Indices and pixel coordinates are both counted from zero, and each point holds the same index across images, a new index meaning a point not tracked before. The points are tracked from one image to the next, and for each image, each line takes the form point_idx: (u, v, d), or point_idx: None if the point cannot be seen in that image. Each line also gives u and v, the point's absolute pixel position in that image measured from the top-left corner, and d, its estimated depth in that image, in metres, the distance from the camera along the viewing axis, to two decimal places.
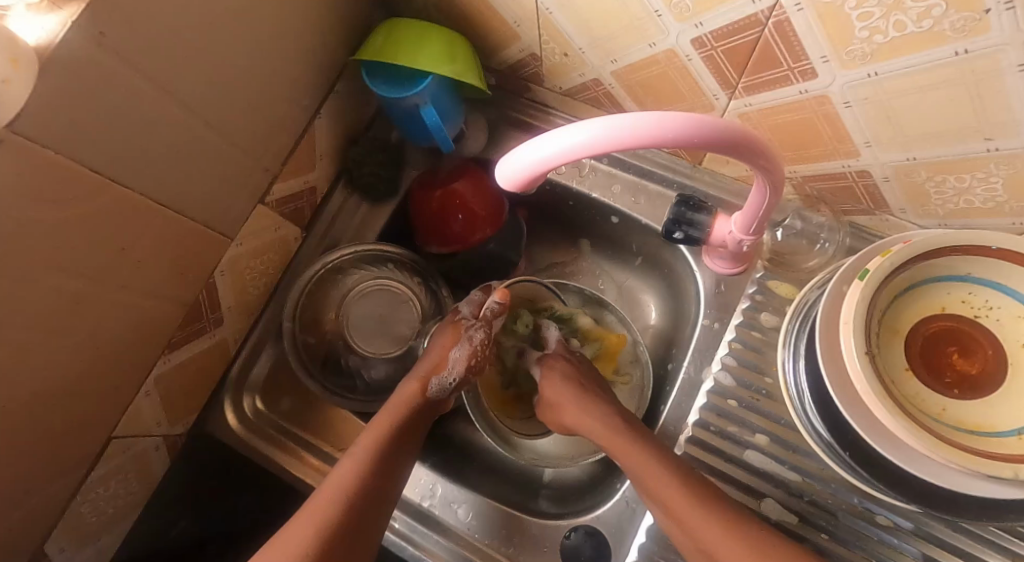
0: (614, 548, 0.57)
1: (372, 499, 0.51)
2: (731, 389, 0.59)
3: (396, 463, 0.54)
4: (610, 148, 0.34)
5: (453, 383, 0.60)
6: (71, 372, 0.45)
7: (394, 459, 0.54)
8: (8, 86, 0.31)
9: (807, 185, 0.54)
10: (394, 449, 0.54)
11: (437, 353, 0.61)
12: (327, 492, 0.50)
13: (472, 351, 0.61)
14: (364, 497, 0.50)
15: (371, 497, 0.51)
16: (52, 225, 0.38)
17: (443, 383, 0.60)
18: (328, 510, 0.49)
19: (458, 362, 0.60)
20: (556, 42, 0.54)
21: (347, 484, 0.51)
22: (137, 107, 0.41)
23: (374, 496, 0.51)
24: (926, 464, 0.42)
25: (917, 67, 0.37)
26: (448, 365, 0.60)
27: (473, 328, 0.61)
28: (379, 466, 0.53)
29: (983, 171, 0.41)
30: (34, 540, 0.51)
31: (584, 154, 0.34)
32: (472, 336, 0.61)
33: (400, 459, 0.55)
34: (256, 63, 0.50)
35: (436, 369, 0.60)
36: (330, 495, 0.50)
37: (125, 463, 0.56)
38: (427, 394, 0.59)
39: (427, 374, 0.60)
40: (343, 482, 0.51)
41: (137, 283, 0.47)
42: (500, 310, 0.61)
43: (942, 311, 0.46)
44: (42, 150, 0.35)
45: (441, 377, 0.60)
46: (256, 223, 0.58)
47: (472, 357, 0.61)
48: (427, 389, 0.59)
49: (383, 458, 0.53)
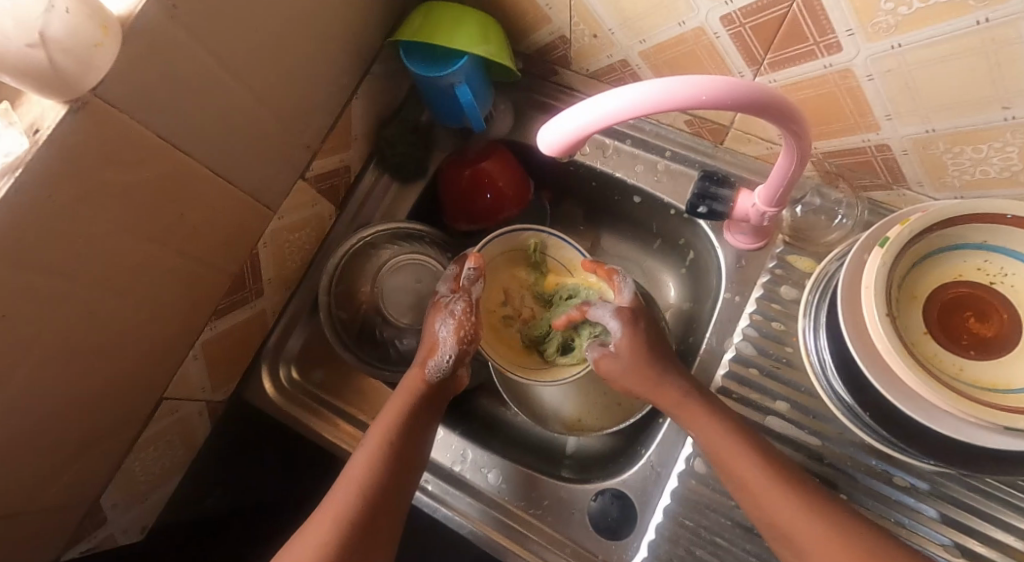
0: (640, 510, 0.59)
1: (394, 484, 0.53)
2: (752, 358, 0.61)
3: (409, 455, 0.55)
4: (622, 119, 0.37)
5: (451, 360, 0.60)
6: (130, 331, 0.48)
7: (408, 451, 0.55)
8: (99, 50, 0.34)
9: (826, 161, 0.57)
10: (405, 439, 0.56)
11: (429, 337, 0.62)
12: (344, 488, 0.52)
13: (457, 323, 0.61)
14: (380, 490, 0.52)
15: (388, 490, 0.52)
16: (124, 186, 0.41)
17: (441, 365, 0.60)
18: (349, 505, 0.50)
19: (447, 338, 0.60)
20: (586, 23, 0.57)
21: (362, 480, 0.52)
22: (202, 80, 0.43)
23: (394, 483, 0.53)
24: (945, 419, 0.44)
25: (939, 38, 0.39)
26: (439, 346, 0.61)
27: (453, 302, 0.62)
28: (395, 453, 0.54)
29: (999, 140, 0.44)
30: (91, 493, 0.53)
31: (620, 116, 0.36)
32: (454, 309, 0.61)
33: (414, 442, 0.56)
34: (304, 42, 0.53)
35: (431, 352, 0.61)
36: (348, 492, 0.51)
37: (173, 426, 0.58)
38: (429, 381, 0.60)
39: (424, 360, 0.61)
40: (359, 479, 0.52)
41: (192, 249, 0.50)
42: (477, 275, 0.62)
43: (958, 279, 0.48)
44: (117, 114, 0.38)
45: (436, 358, 0.60)
46: (297, 197, 0.60)
47: (460, 329, 0.61)
48: (427, 374, 0.60)
49: (396, 441, 0.55)
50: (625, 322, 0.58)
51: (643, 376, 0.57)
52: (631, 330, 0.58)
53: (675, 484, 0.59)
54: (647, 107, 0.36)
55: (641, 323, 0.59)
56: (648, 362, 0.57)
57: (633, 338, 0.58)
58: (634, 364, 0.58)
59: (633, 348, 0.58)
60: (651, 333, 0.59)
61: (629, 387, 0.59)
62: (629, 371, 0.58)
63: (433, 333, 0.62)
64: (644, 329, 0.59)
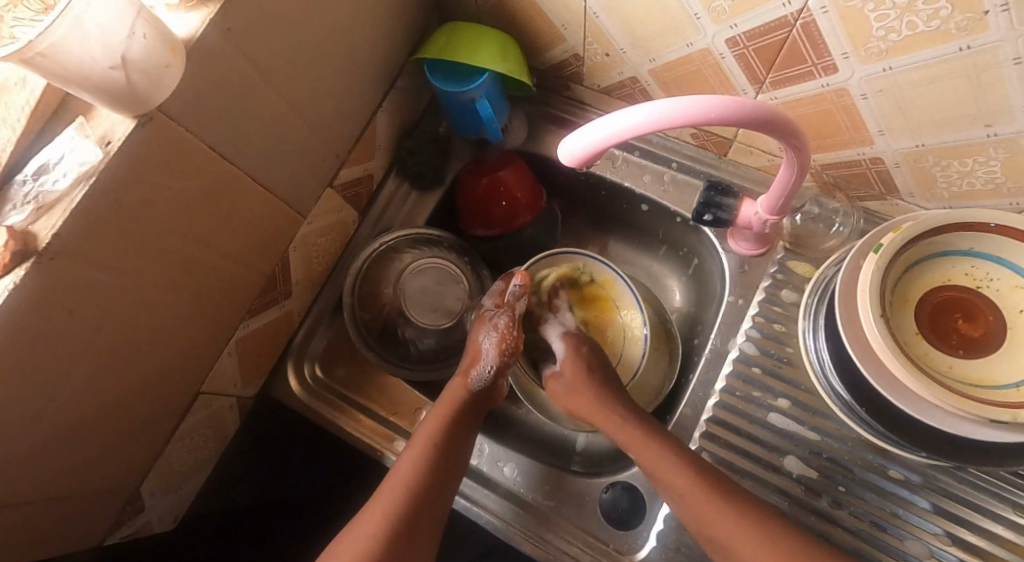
0: (649, 502, 0.62)
1: (436, 485, 0.57)
2: (755, 358, 0.64)
3: (453, 458, 0.59)
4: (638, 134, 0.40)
5: (491, 371, 0.65)
6: (176, 327, 0.51)
7: (452, 455, 0.59)
8: (168, 70, 0.38)
9: (824, 172, 0.60)
10: (449, 443, 0.59)
11: (474, 347, 0.66)
12: (392, 488, 0.56)
13: (500, 336, 0.65)
14: (425, 490, 0.56)
15: (431, 491, 0.56)
16: (179, 192, 0.44)
17: (483, 374, 0.65)
18: (396, 504, 0.54)
19: (490, 350, 0.65)
20: (599, 43, 0.60)
21: (409, 480, 0.56)
22: (248, 95, 0.47)
23: (436, 484, 0.57)
24: (935, 413, 0.48)
25: (926, 62, 0.43)
26: (482, 356, 0.65)
27: (496, 316, 0.66)
28: (440, 456, 0.58)
29: (983, 155, 0.47)
30: (132, 482, 0.57)
31: (635, 133, 0.40)
32: (497, 323, 0.66)
33: (457, 446, 0.60)
34: (337, 59, 0.56)
35: (474, 361, 0.65)
36: (396, 490, 0.55)
37: (206, 419, 0.62)
38: (471, 389, 0.64)
39: (467, 369, 0.65)
40: (405, 481, 0.56)
41: (232, 252, 0.53)
42: (521, 292, 0.65)
43: (947, 283, 0.51)
44: (178, 127, 0.41)
45: (479, 367, 0.65)
46: (324, 203, 0.64)
47: (502, 342, 0.65)
48: (470, 383, 0.64)
49: (441, 445, 0.59)
50: (569, 346, 0.67)
51: (579, 395, 0.63)
52: (574, 352, 0.66)
53: None
54: (654, 126, 0.40)
55: (584, 348, 0.66)
56: (585, 380, 0.63)
57: (575, 360, 0.65)
58: (575, 382, 0.64)
59: (573, 369, 0.65)
60: (594, 356, 0.66)
61: (571, 408, 0.65)
62: (571, 391, 0.64)
63: (477, 344, 0.66)
64: (588, 352, 0.66)
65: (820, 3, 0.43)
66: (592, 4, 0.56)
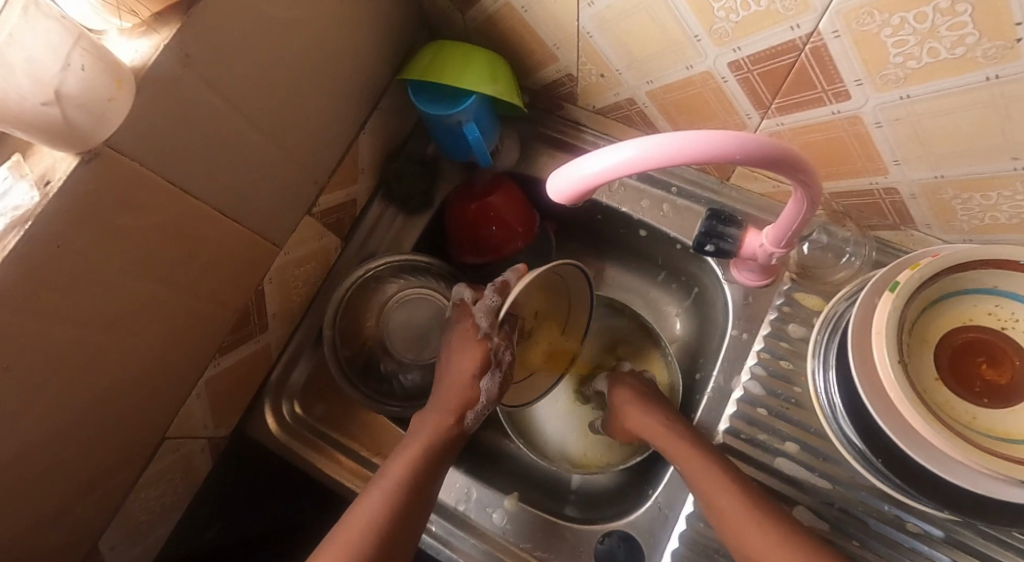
0: (648, 553, 0.58)
1: (406, 519, 0.53)
2: (760, 398, 0.60)
3: (425, 491, 0.55)
4: (638, 167, 0.36)
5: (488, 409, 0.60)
6: (135, 374, 0.48)
7: (424, 490, 0.55)
8: (112, 103, 0.35)
9: (834, 201, 0.56)
10: (423, 482, 0.55)
11: (465, 382, 0.58)
12: (353, 526, 0.52)
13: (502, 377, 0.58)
14: (391, 527, 0.52)
15: (398, 528, 0.53)
16: (133, 233, 0.41)
17: (477, 413, 0.59)
18: (359, 539, 0.51)
19: (490, 392, 0.58)
20: (594, 64, 0.57)
21: (379, 512, 0.52)
22: (211, 125, 0.44)
23: (407, 519, 0.53)
24: (961, 472, 0.44)
25: (948, 91, 0.39)
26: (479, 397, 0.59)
27: (500, 352, 0.58)
28: (413, 488, 0.54)
29: (1009, 189, 0.43)
30: (91, 536, 0.53)
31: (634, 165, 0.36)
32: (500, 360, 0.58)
33: (431, 479, 0.56)
34: (313, 81, 0.53)
35: (469, 402, 0.59)
36: (362, 524, 0.52)
37: (174, 463, 0.58)
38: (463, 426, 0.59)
39: (460, 405, 0.59)
40: (376, 514, 0.52)
41: (198, 291, 0.50)
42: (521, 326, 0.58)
43: (968, 323, 0.47)
44: (129, 162, 0.38)
45: (475, 410, 0.59)
46: (302, 232, 0.60)
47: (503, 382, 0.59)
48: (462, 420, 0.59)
49: (417, 478, 0.55)
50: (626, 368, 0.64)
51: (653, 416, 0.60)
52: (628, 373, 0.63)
53: (683, 527, 0.58)
54: (646, 162, 0.36)
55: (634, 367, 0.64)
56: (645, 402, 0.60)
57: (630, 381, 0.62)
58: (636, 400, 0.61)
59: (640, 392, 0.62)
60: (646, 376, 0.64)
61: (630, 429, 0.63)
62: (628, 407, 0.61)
63: (473, 382, 0.58)
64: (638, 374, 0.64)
65: (831, 26, 0.39)
66: (586, 24, 0.52)
